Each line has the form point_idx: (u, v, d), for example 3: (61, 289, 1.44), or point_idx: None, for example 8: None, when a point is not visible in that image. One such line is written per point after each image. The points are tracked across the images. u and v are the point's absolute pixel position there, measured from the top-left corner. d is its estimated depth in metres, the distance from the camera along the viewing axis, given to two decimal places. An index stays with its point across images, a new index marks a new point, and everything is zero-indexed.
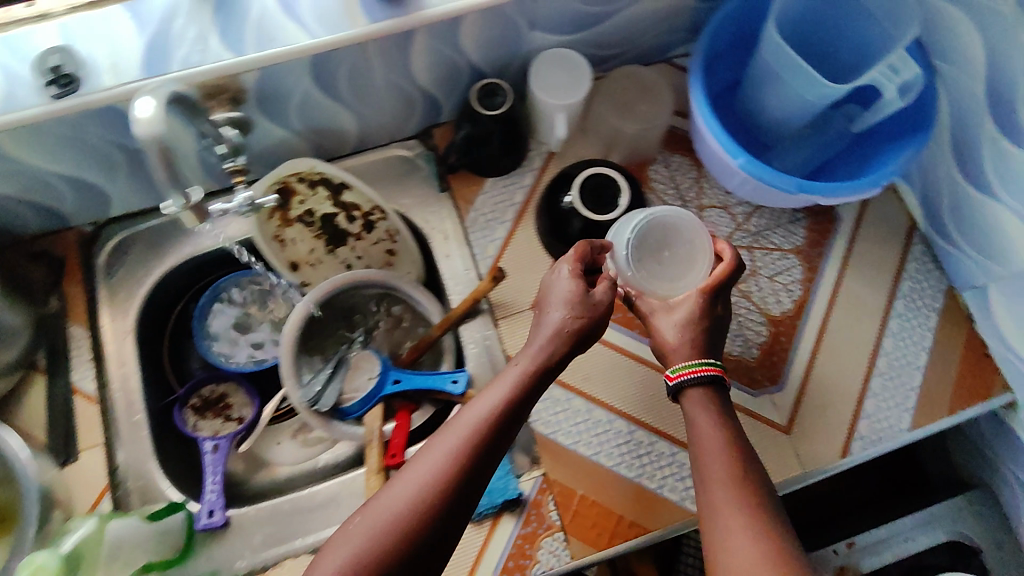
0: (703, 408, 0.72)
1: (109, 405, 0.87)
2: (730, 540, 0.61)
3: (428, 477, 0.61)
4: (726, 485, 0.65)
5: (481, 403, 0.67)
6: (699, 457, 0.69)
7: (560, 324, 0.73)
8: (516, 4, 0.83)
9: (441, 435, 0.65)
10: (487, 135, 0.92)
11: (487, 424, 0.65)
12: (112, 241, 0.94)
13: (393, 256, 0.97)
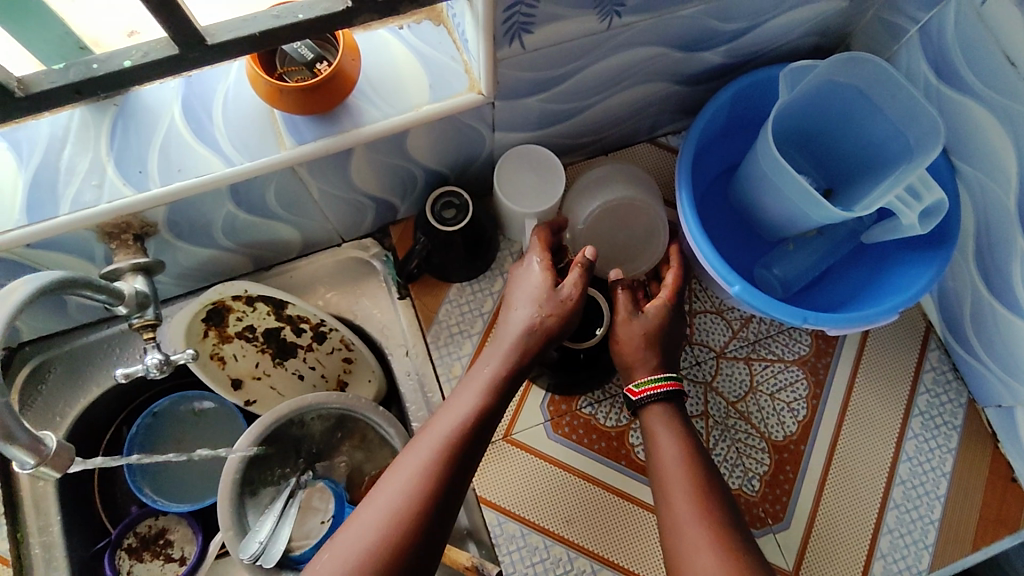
0: (667, 430, 0.64)
1: (28, 562, 0.73)
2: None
3: (398, 500, 0.54)
4: (694, 516, 0.57)
5: (451, 410, 0.60)
6: (664, 492, 0.60)
7: (522, 346, 0.63)
8: (474, 111, 0.66)
9: (412, 447, 0.58)
10: (450, 242, 0.75)
11: (463, 434, 0.58)
12: (26, 368, 0.78)
13: (349, 367, 0.85)
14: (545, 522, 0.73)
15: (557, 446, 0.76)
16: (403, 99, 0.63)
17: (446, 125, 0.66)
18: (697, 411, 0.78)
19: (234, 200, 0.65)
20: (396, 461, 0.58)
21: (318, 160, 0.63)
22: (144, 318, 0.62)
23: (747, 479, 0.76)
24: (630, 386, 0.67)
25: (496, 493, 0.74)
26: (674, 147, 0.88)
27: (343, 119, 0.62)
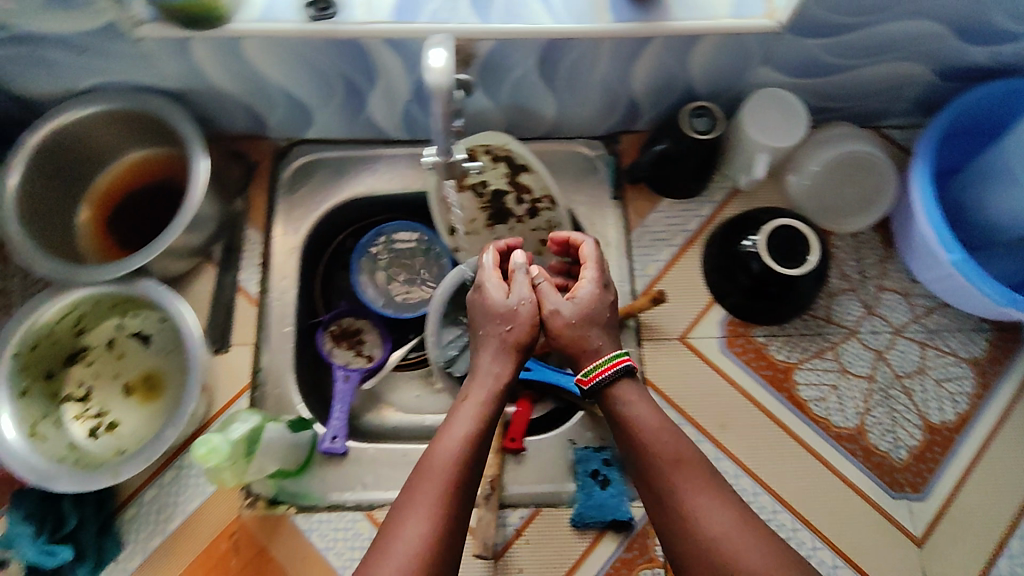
0: (638, 397, 0.68)
1: (266, 311, 0.85)
2: (728, 541, 0.57)
3: (425, 539, 0.57)
4: (695, 475, 0.62)
5: (450, 437, 0.64)
6: (653, 466, 0.64)
7: (499, 373, 0.69)
8: (761, 37, 0.73)
9: (418, 484, 0.61)
10: (684, 156, 0.83)
11: (459, 466, 0.61)
12: (299, 160, 0.91)
13: (542, 247, 0.93)
14: (699, 419, 0.80)
15: (727, 361, 0.82)
16: (709, 6, 0.71)
17: (732, 43, 0.74)
18: (864, 372, 0.82)
19: (538, 57, 0.75)
20: (404, 500, 0.60)
21: (621, 41, 0.72)
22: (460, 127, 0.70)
23: (897, 446, 0.79)
24: (579, 376, 0.70)
25: (664, 382, 0.82)
26: (897, 141, 0.92)
27: (656, 10, 0.71)
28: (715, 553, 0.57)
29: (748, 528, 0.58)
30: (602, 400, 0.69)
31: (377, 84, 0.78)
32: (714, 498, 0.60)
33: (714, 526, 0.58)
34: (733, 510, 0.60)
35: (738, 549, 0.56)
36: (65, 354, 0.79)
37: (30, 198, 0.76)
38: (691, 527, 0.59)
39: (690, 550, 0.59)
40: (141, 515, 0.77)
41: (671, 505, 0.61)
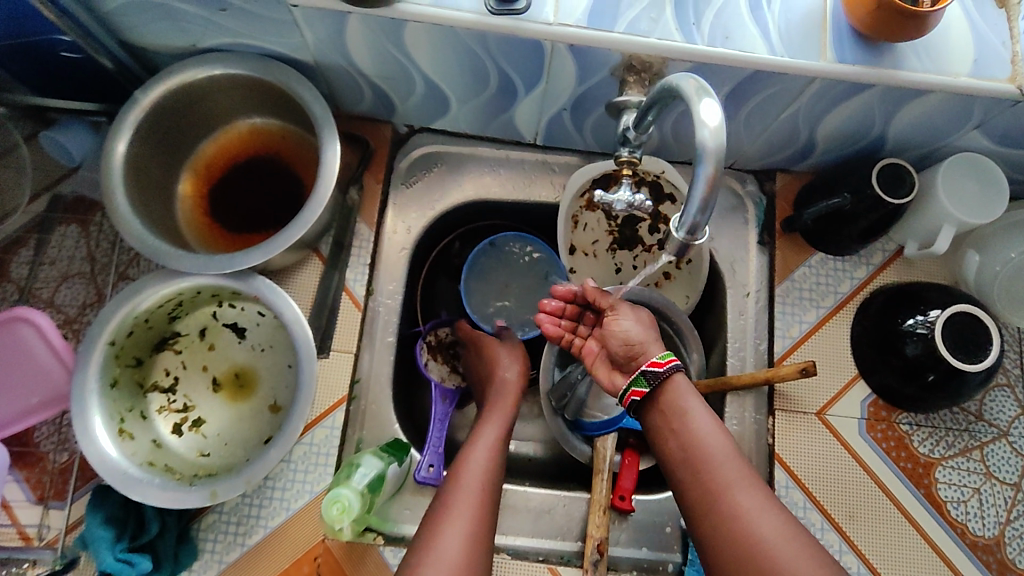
0: (693, 394, 0.62)
1: (371, 317, 0.78)
2: (774, 548, 0.52)
3: (459, 553, 0.56)
4: (741, 478, 0.57)
5: (473, 465, 0.64)
6: (695, 468, 0.59)
7: (514, 405, 0.72)
8: (994, 101, 0.62)
9: (448, 511, 0.60)
10: (857, 217, 0.73)
11: (483, 495, 0.62)
12: (419, 152, 0.82)
13: (665, 280, 0.84)
14: (827, 505, 0.74)
15: (865, 445, 0.75)
16: (945, 59, 0.61)
17: (956, 104, 0.64)
18: (1010, 479, 0.75)
19: (732, 87, 0.64)
20: (435, 517, 0.60)
21: (835, 83, 0.62)
22: (631, 155, 0.62)
23: None
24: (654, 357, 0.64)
25: (794, 457, 0.75)
26: None
27: (886, 54, 0.60)
28: (759, 560, 0.52)
29: (797, 537, 0.53)
30: (659, 398, 0.62)
31: (536, 88, 0.69)
32: (764, 503, 0.55)
33: (765, 531, 0.53)
34: (781, 515, 0.55)
35: (783, 557, 0.52)
36: (155, 339, 0.72)
37: (137, 166, 0.68)
38: (734, 530, 0.54)
39: (734, 556, 0.54)
40: (220, 523, 0.71)
41: (715, 509, 0.56)
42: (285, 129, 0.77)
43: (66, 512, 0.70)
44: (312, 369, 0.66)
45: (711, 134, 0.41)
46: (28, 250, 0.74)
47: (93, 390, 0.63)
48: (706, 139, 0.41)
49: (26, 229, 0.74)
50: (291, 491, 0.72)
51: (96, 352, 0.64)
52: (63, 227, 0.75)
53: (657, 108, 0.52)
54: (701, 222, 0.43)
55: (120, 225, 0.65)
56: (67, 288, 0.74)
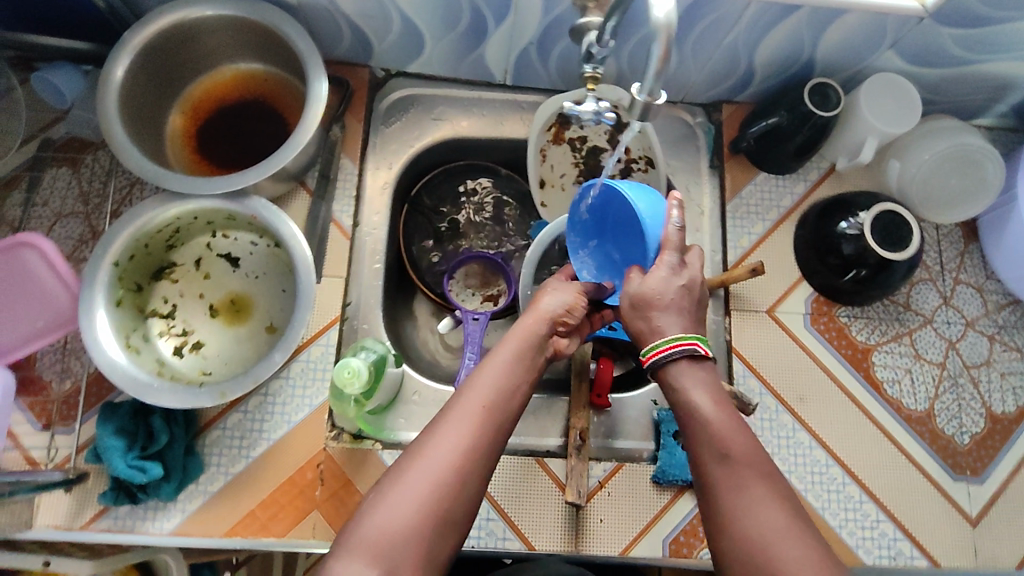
0: (697, 383, 0.56)
1: (358, 245, 0.84)
2: (770, 548, 0.47)
3: (456, 448, 0.53)
4: (743, 472, 0.51)
5: (490, 363, 0.60)
6: (699, 463, 0.53)
7: (543, 324, 0.65)
8: (902, 19, 0.72)
9: (459, 401, 0.56)
10: (791, 134, 0.82)
11: (501, 386, 0.58)
12: (395, 94, 0.88)
13: None
14: (779, 389, 0.82)
15: (810, 336, 0.84)
16: None
17: (871, 23, 0.73)
18: (936, 359, 0.85)
19: (679, 14, 0.73)
20: (441, 410, 0.57)
21: (767, 6, 0.71)
22: (595, 71, 0.67)
23: (960, 432, 0.83)
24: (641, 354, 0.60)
25: (748, 350, 0.83)
26: (983, 138, 0.90)
27: None
28: (752, 558, 0.47)
29: (800, 537, 0.47)
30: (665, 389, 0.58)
31: (506, 21, 0.75)
32: (764, 497, 0.50)
33: (761, 530, 0.48)
34: (784, 513, 0.49)
35: (780, 561, 0.46)
36: (153, 267, 0.76)
37: (131, 98, 0.73)
38: (735, 536, 0.49)
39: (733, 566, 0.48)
40: (224, 438, 0.76)
41: (711, 501, 0.51)
42: (269, 72, 0.82)
43: (76, 434, 0.73)
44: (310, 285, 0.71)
45: (663, 15, 0.48)
46: (21, 192, 0.78)
47: (101, 304, 0.68)
48: (658, 19, 0.48)
49: (20, 170, 0.78)
50: (292, 405, 0.77)
51: (101, 271, 0.68)
52: (55, 169, 0.78)
53: (617, 14, 0.60)
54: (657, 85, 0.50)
55: (119, 152, 0.69)
56: (64, 226, 0.78)
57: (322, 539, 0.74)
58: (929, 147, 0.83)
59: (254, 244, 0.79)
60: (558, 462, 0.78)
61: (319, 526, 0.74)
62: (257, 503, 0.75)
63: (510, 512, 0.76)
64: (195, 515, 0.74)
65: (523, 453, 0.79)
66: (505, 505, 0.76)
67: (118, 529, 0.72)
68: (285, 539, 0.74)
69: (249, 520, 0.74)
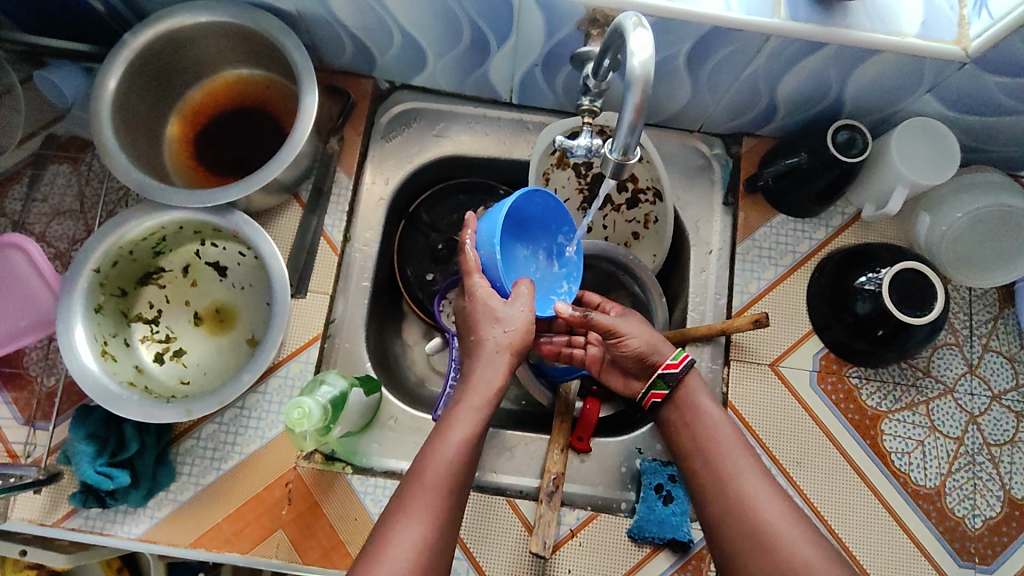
0: (706, 393, 0.68)
1: (347, 261, 0.82)
2: (780, 532, 0.56)
3: (417, 552, 0.51)
4: (752, 471, 0.61)
5: (446, 442, 0.57)
6: (709, 450, 0.63)
7: (497, 389, 0.62)
8: (943, 63, 0.65)
9: (416, 494, 0.54)
10: (813, 177, 0.76)
11: (455, 474, 0.56)
12: (398, 107, 0.86)
13: (634, 239, 0.86)
14: (775, 450, 0.77)
15: (815, 396, 0.79)
16: (895, 21, 0.64)
17: (907, 64, 0.66)
18: (954, 433, 0.78)
19: (693, 44, 0.67)
20: (399, 502, 0.55)
21: (790, 42, 0.65)
22: (591, 104, 0.63)
23: (973, 514, 0.76)
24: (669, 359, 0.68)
25: (745, 405, 0.78)
26: None
27: (838, 14, 0.63)
28: (765, 539, 0.56)
29: (798, 520, 0.57)
30: (676, 394, 0.68)
31: (508, 41, 0.72)
32: (770, 490, 0.59)
33: (768, 514, 0.57)
34: (784, 501, 0.59)
35: (791, 542, 0.55)
36: (139, 272, 0.76)
37: (125, 104, 0.72)
38: (745, 511, 0.58)
39: (740, 538, 0.57)
40: (197, 448, 0.75)
41: (723, 495, 0.60)
42: (269, 78, 0.81)
43: (50, 434, 0.74)
44: (285, 311, 0.70)
45: (639, 64, 0.46)
46: (22, 186, 0.78)
47: (79, 311, 0.68)
48: (634, 68, 0.46)
49: (21, 165, 0.79)
50: (267, 420, 0.76)
51: (81, 278, 0.69)
52: (55, 166, 0.79)
53: (611, 51, 0.56)
54: (631, 142, 0.49)
55: (107, 159, 0.69)
56: (58, 223, 0.78)
57: (285, 560, 0.72)
58: (965, 204, 0.77)
59: (242, 255, 0.78)
60: (531, 505, 0.75)
61: (283, 546, 0.73)
62: (223, 517, 0.73)
63: (476, 551, 0.73)
64: (163, 522, 0.73)
65: (495, 492, 0.76)
66: (472, 544, 0.73)
67: (87, 529, 0.73)
68: (248, 556, 0.72)
69: (214, 532, 0.73)
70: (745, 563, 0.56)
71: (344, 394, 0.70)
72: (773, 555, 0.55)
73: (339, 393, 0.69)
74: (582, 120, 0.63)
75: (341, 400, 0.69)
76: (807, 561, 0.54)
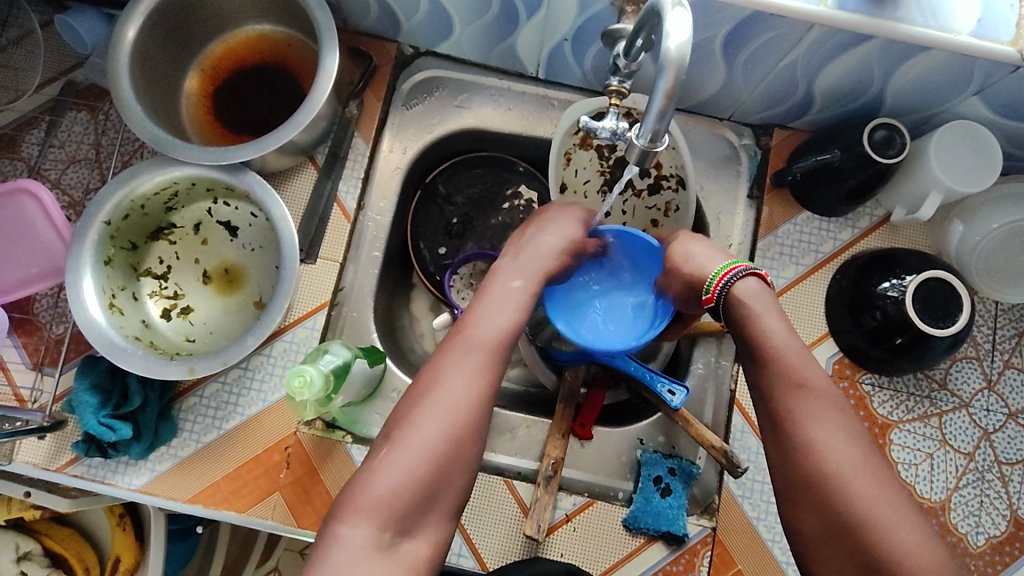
0: (768, 314, 0.59)
1: (359, 229, 0.81)
2: (847, 480, 0.52)
3: (455, 402, 0.56)
4: (818, 395, 0.56)
5: (484, 316, 0.62)
6: (775, 385, 0.57)
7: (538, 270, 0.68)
8: (995, 65, 0.61)
9: (452, 356, 0.59)
10: (844, 175, 0.73)
11: (494, 341, 0.60)
12: (421, 74, 0.83)
13: (653, 227, 0.84)
14: None
15: None
16: (948, 17, 0.60)
17: (955, 63, 0.63)
18: (965, 449, 0.76)
19: (731, 29, 0.64)
20: (437, 364, 0.59)
21: (833, 32, 0.62)
22: (621, 85, 0.59)
23: (976, 531, 0.74)
24: (703, 295, 0.63)
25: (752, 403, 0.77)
26: None
27: (888, 5, 0.60)
28: (829, 492, 0.52)
29: (871, 467, 0.53)
30: (731, 315, 0.61)
31: (538, 13, 0.69)
32: (837, 430, 0.54)
33: (840, 460, 0.53)
34: (859, 444, 0.54)
35: (852, 483, 0.52)
36: (150, 227, 0.76)
37: (144, 55, 0.71)
38: (811, 459, 0.53)
39: (801, 485, 0.54)
40: (200, 406, 0.75)
41: (790, 433, 0.55)
42: (291, 37, 0.79)
43: (55, 382, 0.74)
44: (290, 284, 0.69)
45: (675, 46, 0.44)
46: (39, 131, 0.78)
47: (88, 261, 0.68)
48: (669, 51, 0.44)
49: (39, 110, 0.78)
50: (269, 383, 0.76)
51: (92, 230, 0.68)
52: (73, 113, 0.78)
53: (645, 30, 0.53)
54: (661, 129, 0.47)
55: (122, 109, 0.68)
56: (74, 171, 0.77)
57: (280, 522, 0.73)
58: (999, 214, 0.75)
59: (254, 216, 0.78)
60: (528, 487, 0.75)
61: (278, 508, 0.73)
62: (222, 476, 0.73)
63: (469, 527, 0.73)
64: (162, 476, 0.73)
65: (493, 472, 0.76)
66: (466, 520, 0.73)
67: (90, 477, 0.73)
68: (244, 516, 0.73)
69: (212, 490, 0.73)
70: (806, 510, 0.54)
71: (347, 365, 0.69)
72: (835, 508, 0.52)
73: (341, 363, 0.68)
74: (610, 100, 0.60)
75: (342, 371, 0.69)
76: (870, 511, 0.51)
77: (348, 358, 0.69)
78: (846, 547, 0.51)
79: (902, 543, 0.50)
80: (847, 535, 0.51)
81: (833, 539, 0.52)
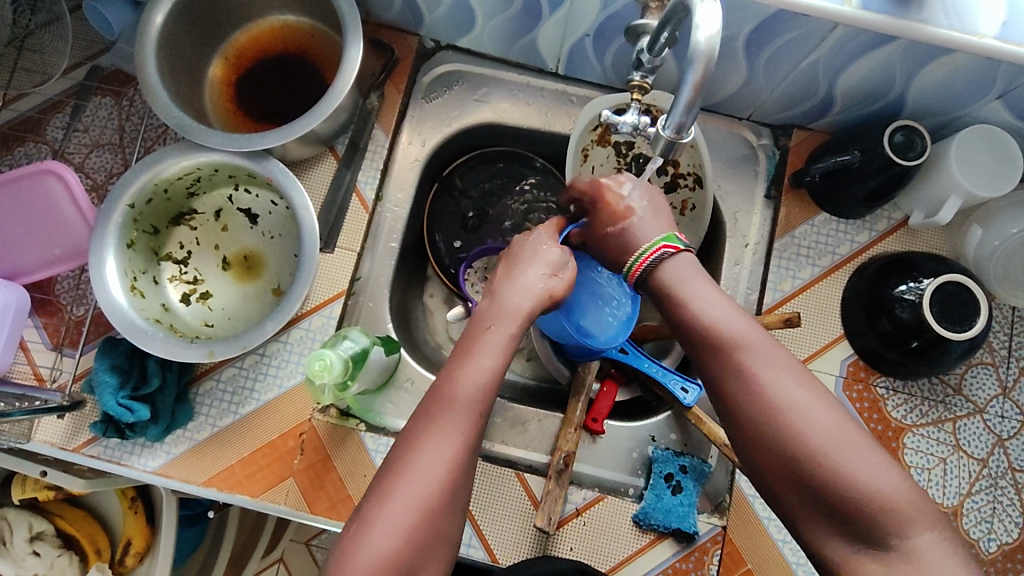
0: (692, 272, 0.56)
1: (377, 220, 0.81)
2: (797, 424, 0.48)
3: (441, 471, 0.50)
4: (754, 346, 0.52)
5: (471, 366, 0.54)
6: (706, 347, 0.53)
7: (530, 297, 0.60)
8: (1019, 68, 0.61)
9: (441, 417, 0.52)
10: (863, 177, 0.73)
11: (482, 395, 0.53)
12: (442, 68, 0.84)
13: None
14: None
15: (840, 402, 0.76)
16: (973, 19, 0.60)
17: (979, 66, 0.63)
18: (979, 455, 0.76)
19: (754, 27, 0.64)
20: (417, 427, 0.52)
21: (857, 32, 0.62)
22: (643, 80, 0.59)
23: (988, 538, 0.74)
24: None
25: None
26: None
27: (913, 6, 0.60)
28: (780, 439, 0.48)
29: (823, 404, 0.49)
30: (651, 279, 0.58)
31: (561, 8, 0.69)
32: (785, 376, 0.50)
33: (786, 406, 0.49)
34: (805, 385, 0.50)
35: (801, 425, 0.48)
36: (172, 211, 0.76)
37: (170, 41, 0.72)
38: (758, 412, 0.49)
39: (752, 442, 0.50)
40: (216, 391, 0.76)
41: (732, 392, 0.51)
42: (315, 27, 0.80)
43: (75, 362, 0.75)
44: (310, 273, 0.70)
45: (705, 38, 0.44)
46: (64, 115, 0.79)
47: (110, 243, 0.69)
48: (699, 43, 0.44)
49: (65, 94, 0.79)
50: (286, 369, 0.76)
51: (115, 212, 0.69)
52: (98, 98, 0.79)
53: (671, 24, 0.53)
54: (687, 121, 0.47)
55: (148, 94, 0.68)
56: (97, 156, 0.78)
57: (293, 507, 0.73)
58: (1019, 220, 0.76)
59: (274, 204, 0.78)
60: (539, 480, 0.75)
61: (291, 494, 0.74)
62: (236, 460, 0.74)
63: (480, 518, 0.74)
64: (178, 458, 0.74)
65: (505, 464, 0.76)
66: (477, 511, 0.74)
67: (106, 457, 0.74)
68: (257, 501, 0.73)
69: (226, 474, 0.74)
70: (767, 467, 0.49)
71: (365, 352, 0.70)
72: (792, 456, 0.48)
73: (359, 350, 0.69)
74: (632, 96, 0.60)
75: (360, 358, 0.69)
76: (825, 448, 0.47)
77: (366, 345, 0.70)
78: (813, 498, 0.47)
79: (874, 480, 0.46)
80: (811, 482, 0.47)
81: (800, 489, 0.48)
